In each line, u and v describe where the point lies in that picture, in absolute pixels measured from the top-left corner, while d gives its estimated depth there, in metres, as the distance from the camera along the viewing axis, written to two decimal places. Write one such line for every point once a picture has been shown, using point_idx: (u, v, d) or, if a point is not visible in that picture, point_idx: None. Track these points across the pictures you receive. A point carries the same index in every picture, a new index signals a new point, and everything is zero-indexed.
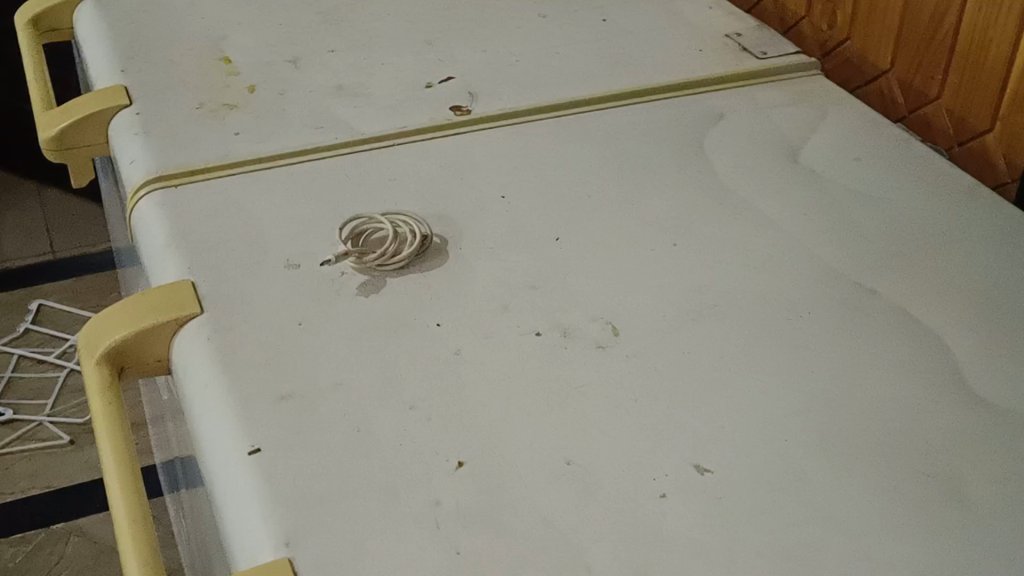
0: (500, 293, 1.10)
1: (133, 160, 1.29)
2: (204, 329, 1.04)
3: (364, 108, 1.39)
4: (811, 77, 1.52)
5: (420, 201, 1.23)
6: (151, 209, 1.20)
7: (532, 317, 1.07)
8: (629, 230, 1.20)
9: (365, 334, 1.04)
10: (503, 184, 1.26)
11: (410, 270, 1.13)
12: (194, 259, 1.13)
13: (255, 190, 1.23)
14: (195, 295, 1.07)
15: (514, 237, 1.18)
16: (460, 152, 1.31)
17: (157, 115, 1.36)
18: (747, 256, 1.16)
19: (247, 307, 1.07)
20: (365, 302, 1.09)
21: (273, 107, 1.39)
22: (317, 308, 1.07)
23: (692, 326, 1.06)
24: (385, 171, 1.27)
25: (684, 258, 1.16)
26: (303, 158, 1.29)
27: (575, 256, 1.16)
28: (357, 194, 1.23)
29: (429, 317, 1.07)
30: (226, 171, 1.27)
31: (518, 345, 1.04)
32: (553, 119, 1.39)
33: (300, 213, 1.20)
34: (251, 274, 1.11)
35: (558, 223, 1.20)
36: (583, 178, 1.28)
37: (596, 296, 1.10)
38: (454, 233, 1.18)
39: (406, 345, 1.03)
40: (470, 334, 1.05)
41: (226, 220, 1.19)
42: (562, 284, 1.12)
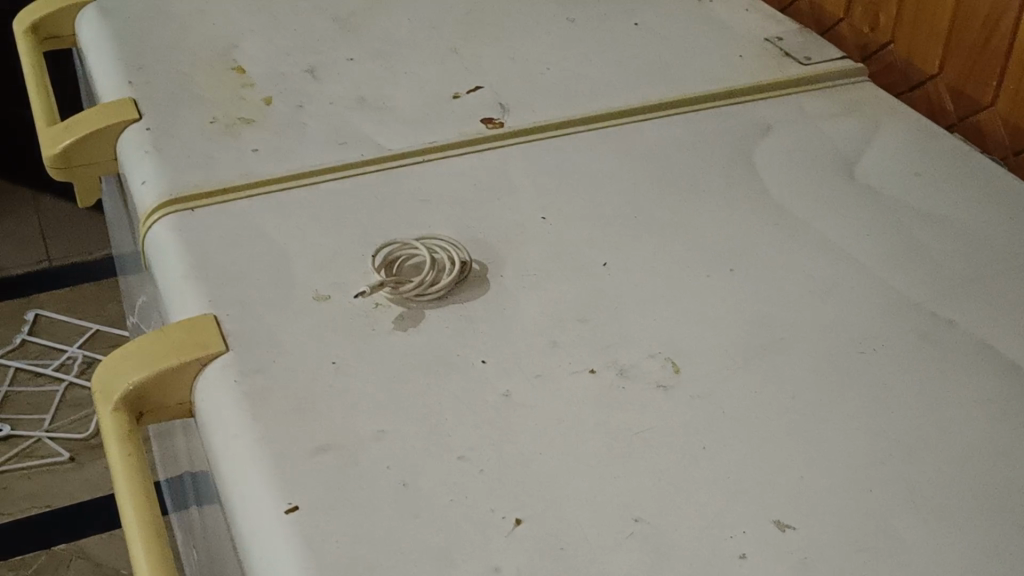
0: (548, 327, 1.02)
1: (144, 182, 1.20)
2: (230, 371, 0.96)
3: (389, 122, 1.31)
4: (858, 85, 1.44)
5: (455, 225, 1.14)
6: (167, 235, 1.11)
7: (585, 354, 0.99)
8: (682, 255, 1.12)
9: (405, 376, 0.96)
10: (543, 205, 1.18)
11: (448, 300, 1.05)
12: (216, 292, 1.04)
13: (278, 213, 1.15)
14: (218, 333, 0.99)
15: (559, 264, 1.10)
16: (495, 170, 1.23)
17: (169, 131, 1.28)
18: (809, 283, 1.08)
19: (276, 345, 0.99)
20: (404, 339, 1.00)
21: (292, 121, 1.31)
22: (351, 345, 0.99)
23: (757, 363, 0.99)
24: (415, 191, 1.19)
25: (742, 286, 1.08)
26: (327, 177, 1.21)
27: (626, 284, 1.08)
28: (387, 217, 1.15)
29: (473, 354, 0.99)
30: (246, 192, 1.18)
31: (571, 386, 0.96)
32: (590, 132, 1.31)
33: (327, 239, 1.12)
34: (278, 307, 1.03)
35: (605, 248, 1.12)
36: (628, 197, 1.20)
37: (652, 329, 1.02)
38: (494, 260, 1.10)
39: (450, 387, 0.95)
40: (519, 375, 0.97)
41: (248, 247, 1.10)
42: (614, 315, 1.04)
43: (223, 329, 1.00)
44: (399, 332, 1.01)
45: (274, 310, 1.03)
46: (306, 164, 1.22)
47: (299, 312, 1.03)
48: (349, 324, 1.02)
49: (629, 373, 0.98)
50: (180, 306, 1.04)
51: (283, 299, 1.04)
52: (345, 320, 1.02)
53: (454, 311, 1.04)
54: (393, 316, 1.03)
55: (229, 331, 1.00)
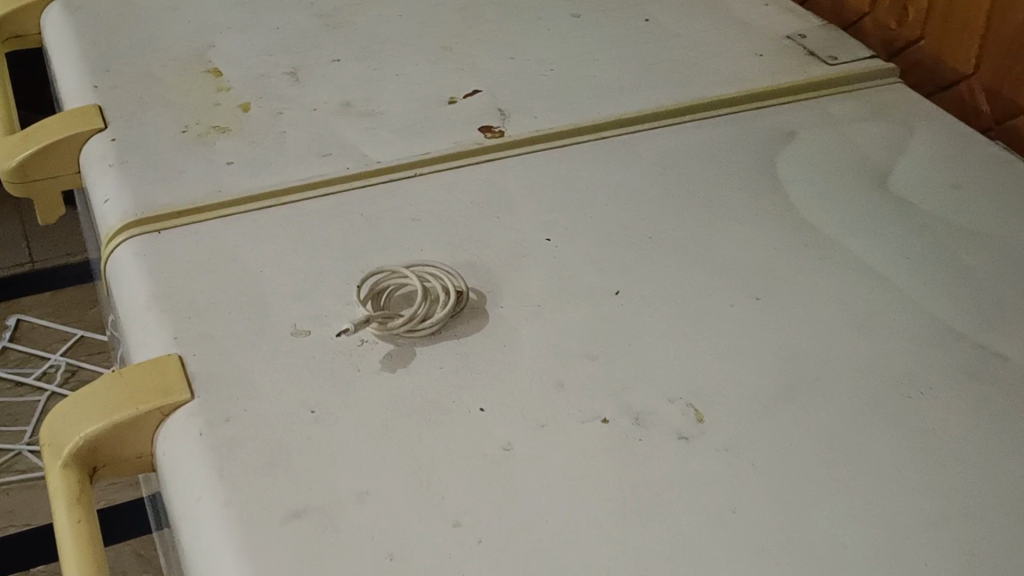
0: (554, 366, 0.91)
1: (108, 200, 1.09)
2: (195, 422, 0.84)
3: (378, 130, 1.19)
4: (886, 86, 1.32)
5: (450, 248, 1.03)
6: (131, 262, 1.00)
7: (596, 398, 0.88)
8: (702, 280, 1.01)
9: (392, 426, 0.85)
10: (548, 223, 1.07)
11: (442, 336, 0.94)
12: (182, 327, 0.93)
13: (254, 235, 1.04)
14: (183, 377, 0.88)
15: (566, 291, 0.99)
16: (494, 184, 1.11)
17: (137, 142, 1.17)
18: (844, 313, 0.97)
19: (249, 390, 0.87)
20: (392, 381, 0.89)
21: (272, 130, 1.20)
22: (333, 389, 0.88)
23: (789, 407, 0.88)
24: (406, 209, 1.08)
25: (769, 316, 0.97)
26: (309, 193, 1.10)
27: (640, 315, 0.97)
28: (375, 239, 1.04)
29: (470, 399, 0.88)
30: (218, 211, 1.07)
31: (581, 437, 0.85)
32: (597, 140, 1.19)
33: (308, 265, 1.00)
34: (252, 343, 0.92)
35: (616, 272, 1.01)
36: (641, 214, 1.08)
37: (671, 368, 0.91)
38: (493, 287, 0.99)
39: (444, 438, 0.84)
40: (522, 423, 0.86)
41: (220, 273, 0.99)
42: (628, 352, 0.93)
43: (189, 372, 0.89)
44: (387, 373, 0.90)
45: (247, 347, 0.91)
46: (286, 178, 1.11)
47: (275, 349, 0.91)
48: (331, 363, 0.90)
49: (646, 420, 0.87)
50: (142, 344, 0.93)
51: (257, 335, 0.93)
52: (326, 359, 0.91)
53: (449, 348, 0.93)
54: (381, 356, 0.92)
55: (196, 374, 0.89)
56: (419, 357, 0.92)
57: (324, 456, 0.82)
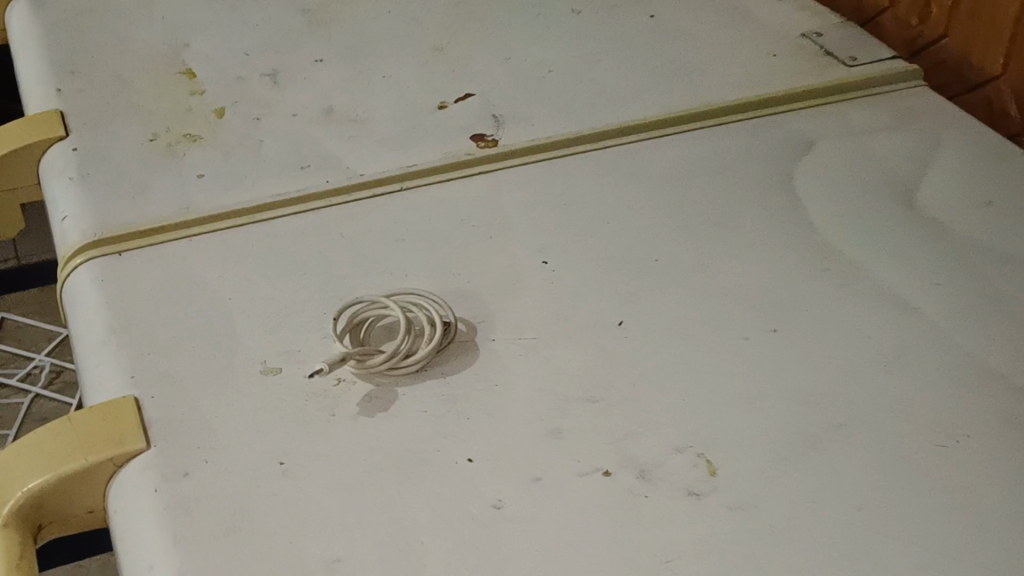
0: (550, 410, 0.83)
1: (66, 217, 1.00)
2: (150, 476, 0.76)
3: (362, 140, 1.11)
4: (910, 90, 1.23)
5: (438, 273, 0.95)
6: (87, 289, 0.92)
7: (595, 448, 0.80)
8: (712, 312, 0.92)
9: (370, 480, 0.77)
10: (544, 245, 0.98)
11: (428, 374, 0.86)
12: (141, 366, 0.85)
13: (223, 259, 0.95)
14: (139, 423, 0.79)
15: (563, 324, 0.90)
16: (486, 201, 1.03)
17: (100, 152, 1.08)
18: (868, 349, 0.89)
19: (210, 438, 0.79)
20: (370, 427, 0.81)
21: (248, 138, 1.11)
22: (304, 436, 0.80)
23: (809, 460, 0.79)
24: (391, 228, 0.99)
25: (787, 353, 0.88)
26: (285, 210, 1.01)
27: (645, 351, 0.88)
28: (356, 264, 0.95)
29: (456, 448, 0.79)
30: (185, 230, 0.98)
31: (579, 492, 0.77)
32: (599, 150, 1.10)
33: (281, 293, 0.92)
34: (217, 383, 0.83)
35: (618, 302, 0.93)
36: (645, 235, 1.00)
37: (679, 413, 0.83)
38: (484, 318, 0.91)
39: (426, 495, 0.76)
40: (513, 476, 0.78)
41: (185, 303, 0.91)
42: (631, 393, 0.84)
43: (145, 417, 0.80)
44: (365, 418, 0.82)
45: (211, 387, 0.83)
46: (260, 194, 1.02)
47: (241, 390, 0.83)
48: (303, 406, 0.82)
49: (651, 473, 0.78)
50: (96, 384, 0.84)
51: (223, 374, 0.84)
52: (298, 401, 0.82)
53: (433, 388, 0.84)
54: (358, 398, 0.83)
55: (153, 420, 0.80)
56: (401, 398, 0.83)
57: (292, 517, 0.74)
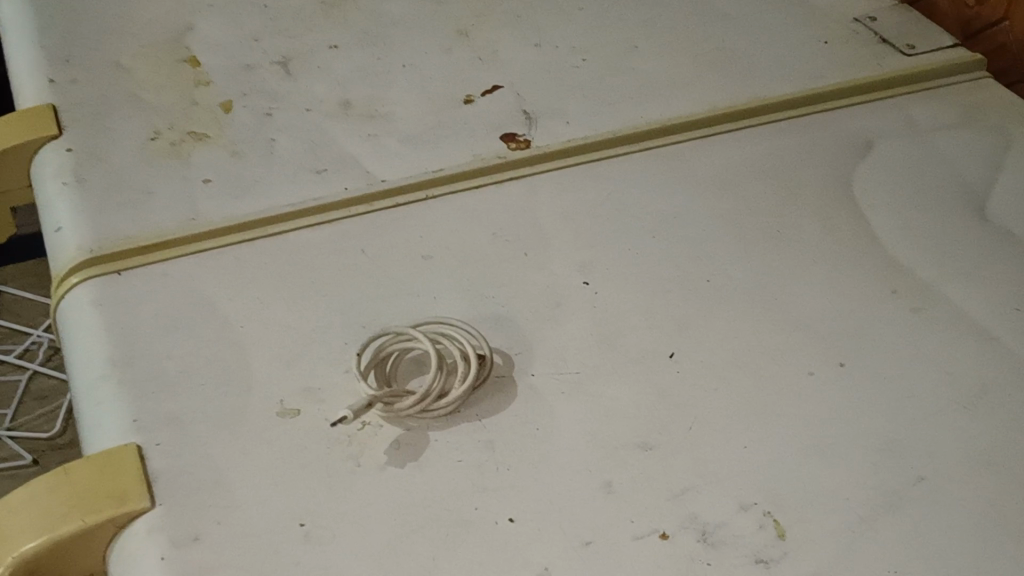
0: (599, 460, 0.75)
1: (61, 228, 0.91)
2: (157, 540, 0.68)
3: (382, 138, 1.01)
4: (972, 82, 1.14)
5: (470, 297, 0.86)
6: (85, 314, 0.83)
7: (651, 505, 0.72)
8: (772, 344, 0.84)
9: (403, 545, 0.69)
10: (585, 264, 0.90)
11: (463, 415, 0.77)
12: (146, 406, 0.76)
13: (234, 279, 0.87)
14: (143, 476, 0.71)
15: (610, 356, 0.82)
16: (520, 212, 0.94)
17: (97, 152, 0.99)
18: (945, 388, 0.81)
19: (224, 495, 0.71)
20: (401, 480, 0.73)
21: (258, 136, 1.02)
22: (328, 493, 0.72)
23: (888, 522, 0.72)
24: (417, 244, 0.91)
25: (856, 392, 0.80)
26: (301, 221, 0.92)
27: (700, 389, 0.80)
28: (380, 285, 0.87)
29: (496, 505, 0.72)
30: (192, 245, 0.89)
31: (636, 558, 0.69)
32: (641, 152, 1.01)
33: (299, 319, 0.84)
34: (230, 428, 0.75)
35: (669, 331, 0.84)
36: (695, 254, 0.91)
37: (741, 464, 0.75)
38: (523, 349, 0.83)
39: (465, 563, 0.68)
40: (561, 540, 0.70)
41: (193, 331, 0.82)
42: (688, 440, 0.76)
43: (150, 468, 0.72)
44: (395, 468, 0.74)
45: (223, 433, 0.75)
46: (273, 202, 0.93)
47: (257, 436, 0.75)
48: (326, 455, 0.74)
49: (714, 535, 0.70)
50: (95, 425, 0.76)
51: (236, 416, 0.76)
52: (321, 449, 0.74)
53: (470, 432, 0.76)
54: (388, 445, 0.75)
55: (160, 472, 0.72)
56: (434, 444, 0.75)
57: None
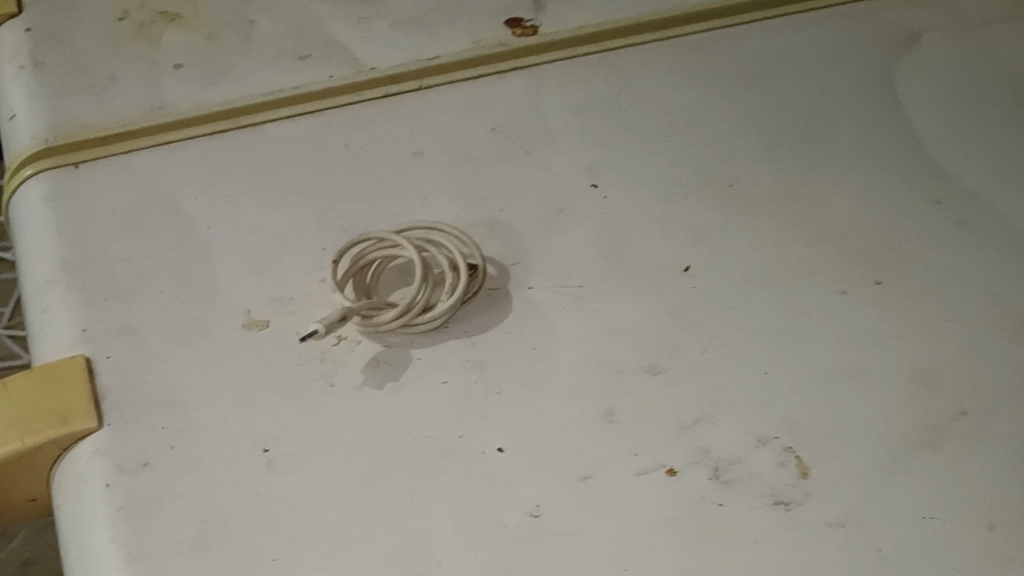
0: (601, 386, 0.67)
1: (14, 117, 0.83)
2: (103, 466, 0.61)
3: (373, 22, 0.91)
4: None
5: (464, 200, 0.78)
6: (36, 211, 0.75)
7: (658, 438, 0.64)
8: (800, 259, 0.75)
9: (378, 476, 0.62)
10: (594, 165, 0.81)
11: (451, 331, 0.69)
12: (97, 315, 0.69)
13: (203, 176, 0.78)
14: (91, 395, 0.64)
15: (618, 269, 0.74)
16: (523, 106, 0.85)
17: (58, 33, 0.89)
18: (994, 312, 0.72)
19: (181, 417, 0.64)
20: (379, 403, 0.65)
21: (236, 18, 0.92)
22: (297, 416, 0.64)
23: (924, 461, 0.64)
24: (407, 139, 0.82)
25: (892, 315, 0.72)
26: (279, 111, 0.83)
27: (717, 308, 0.72)
28: (364, 186, 0.78)
29: (484, 433, 0.64)
30: (157, 135, 0.80)
31: (639, 497, 0.61)
32: (661, 42, 0.91)
33: (273, 223, 0.75)
34: (190, 342, 0.68)
35: (685, 242, 0.76)
36: (716, 157, 0.82)
37: (761, 393, 0.67)
38: (521, 259, 0.74)
39: (447, 499, 0.61)
40: (556, 474, 0.62)
41: (154, 234, 0.74)
42: (702, 365, 0.68)
43: (99, 385, 0.65)
44: (373, 390, 0.66)
45: (182, 348, 0.67)
46: (249, 91, 0.84)
47: (220, 352, 0.67)
48: (295, 374, 0.66)
49: (728, 473, 0.63)
50: (43, 338, 0.68)
51: (198, 328, 0.68)
52: (290, 367, 0.67)
53: (457, 350, 0.68)
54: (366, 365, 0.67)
55: (110, 389, 0.65)
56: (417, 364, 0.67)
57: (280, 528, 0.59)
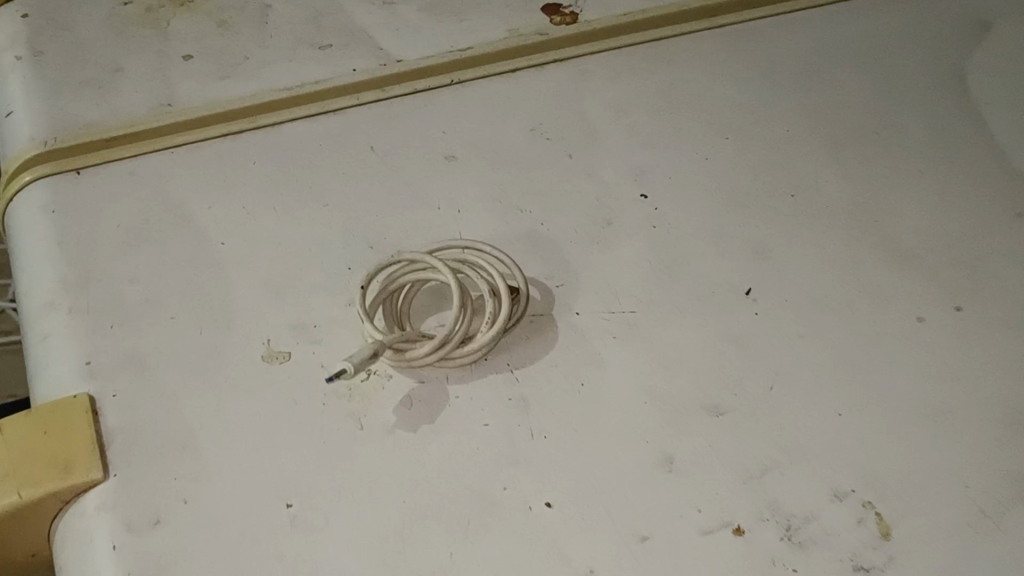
0: (658, 428, 0.60)
1: (10, 113, 0.76)
2: (109, 523, 0.55)
3: (400, 6, 0.84)
4: None
5: (502, 210, 0.70)
6: (34, 224, 0.68)
7: (723, 491, 0.58)
8: (872, 280, 0.68)
9: (414, 536, 0.56)
10: (643, 168, 0.73)
11: (492, 365, 0.63)
12: (101, 344, 0.62)
13: (216, 182, 0.71)
14: (96, 440, 0.58)
15: (673, 291, 0.67)
16: (564, 102, 0.77)
17: (57, 19, 0.82)
18: None
19: (195, 466, 0.57)
20: (412, 447, 0.59)
21: (250, 2, 0.84)
22: (321, 463, 0.58)
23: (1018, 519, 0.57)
24: (439, 140, 0.74)
25: (976, 346, 0.65)
26: (299, 109, 0.76)
27: (782, 337, 0.65)
28: (392, 194, 0.71)
29: (530, 484, 0.58)
30: (166, 137, 0.74)
31: (703, 561, 0.55)
32: (713, 30, 0.83)
33: (293, 236, 0.68)
34: (205, 376, 0.61)
35: (746, 260, 0.69)
36: (778, 160, 0.74)
37: (835, 438, 0.60)
38: (565, 279, 0.67)
39: (491, 563, 0.55)
40: (611, 533, 0.56)
41: (163, 249, 0.67)
42: (768, 405, 0.62)
43: (103, 429, 0.59)
44: (405, 433, 0.60)
45: (196, 382, 0.61)
46: (266, 87, 0.77)
47: (237, 388, 0.61)
48: (320, 414, 0.60)
49: (801, 533, 0.57)
50: (43, 371, 0.62)
51: (214, 361, 0.62)
52: (314, 406, 0.60)
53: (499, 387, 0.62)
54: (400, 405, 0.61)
55: (117, 434, 0.59)
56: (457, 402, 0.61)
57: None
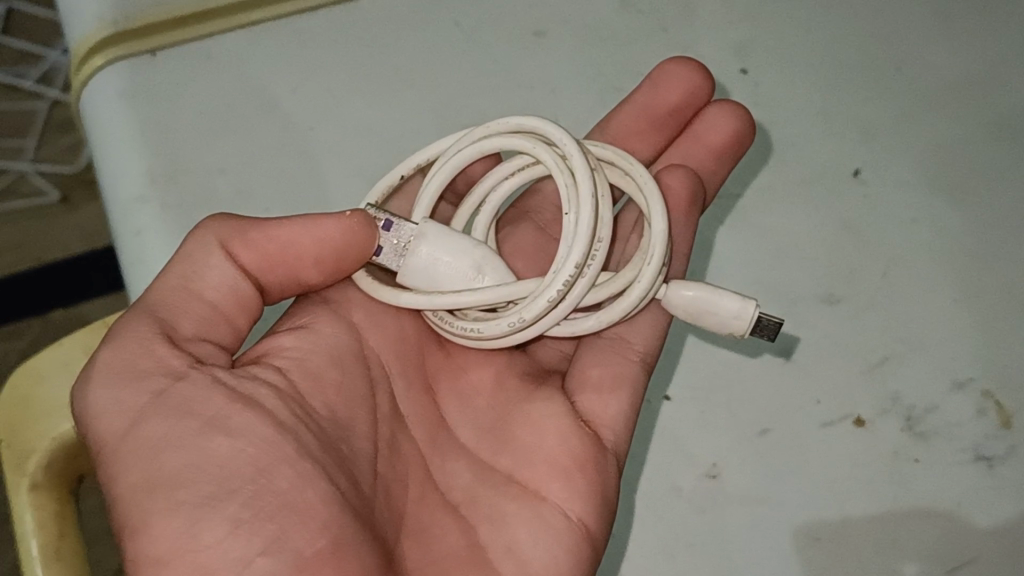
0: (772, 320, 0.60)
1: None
2: None
3: None
4: None
5: (598, 92, 0.69)
6: (108, 108, 0.64)
7: (841, 384, 0.58)
8: (985, 157, 0.65)
9: (551, 442, 0.52)
10: (743, 44, 0.70)
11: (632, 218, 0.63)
12: None
13: (298, 63, 0.68)
14: None
15: (781, 176, 0.65)
16: None
17: None
18: None
19: None
20: (627, 383, 0.55)
21: None
22: (565, 471, 0.51)
23: None
24: (526, 10, 0.71)
25: None
26: None
27: (895, 222, 0.63)
28: (481, 75, 0.69)
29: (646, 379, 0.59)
30: (241, 15, 0.69)
31: (827, 453, 0.57)
32: None
33: (385, 123, 0.67)
34: None
35: (853, 139, 0.66)
36: (885, 29, 0.70)
37: (952, 327, 0.60)
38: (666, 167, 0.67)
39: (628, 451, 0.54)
40: (733, 428, 0.58)
41: (250, 140, 0.65)
42: (885, 294, 0.61)
43: None
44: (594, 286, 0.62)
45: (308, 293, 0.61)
46: None
47: None
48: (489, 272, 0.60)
49: (921, 424, 0.57)
50: (129, 249, 0.59)
51: None
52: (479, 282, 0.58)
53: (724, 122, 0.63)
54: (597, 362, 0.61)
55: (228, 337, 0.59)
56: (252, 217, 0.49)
57: (269, 540, 0.39)
